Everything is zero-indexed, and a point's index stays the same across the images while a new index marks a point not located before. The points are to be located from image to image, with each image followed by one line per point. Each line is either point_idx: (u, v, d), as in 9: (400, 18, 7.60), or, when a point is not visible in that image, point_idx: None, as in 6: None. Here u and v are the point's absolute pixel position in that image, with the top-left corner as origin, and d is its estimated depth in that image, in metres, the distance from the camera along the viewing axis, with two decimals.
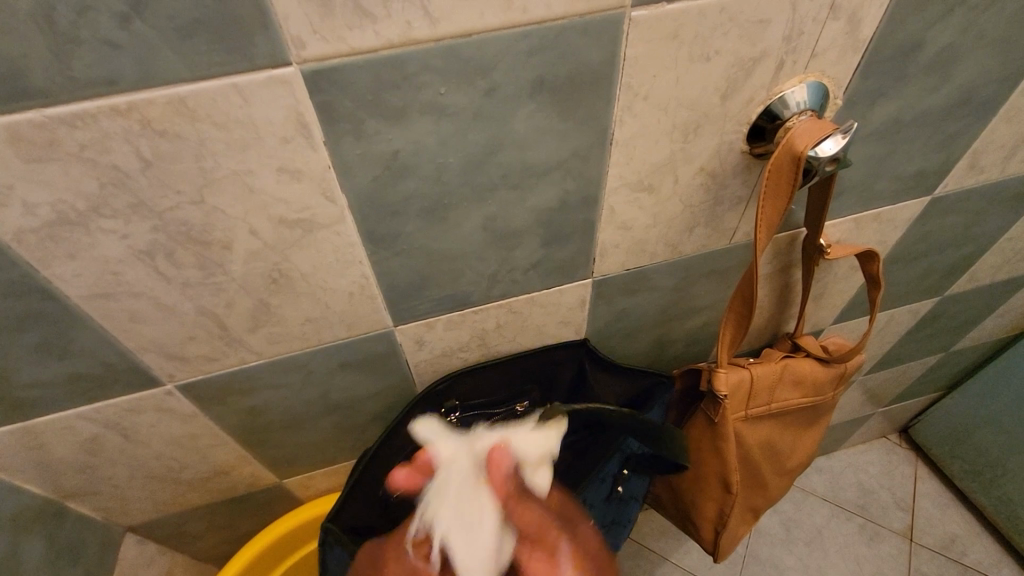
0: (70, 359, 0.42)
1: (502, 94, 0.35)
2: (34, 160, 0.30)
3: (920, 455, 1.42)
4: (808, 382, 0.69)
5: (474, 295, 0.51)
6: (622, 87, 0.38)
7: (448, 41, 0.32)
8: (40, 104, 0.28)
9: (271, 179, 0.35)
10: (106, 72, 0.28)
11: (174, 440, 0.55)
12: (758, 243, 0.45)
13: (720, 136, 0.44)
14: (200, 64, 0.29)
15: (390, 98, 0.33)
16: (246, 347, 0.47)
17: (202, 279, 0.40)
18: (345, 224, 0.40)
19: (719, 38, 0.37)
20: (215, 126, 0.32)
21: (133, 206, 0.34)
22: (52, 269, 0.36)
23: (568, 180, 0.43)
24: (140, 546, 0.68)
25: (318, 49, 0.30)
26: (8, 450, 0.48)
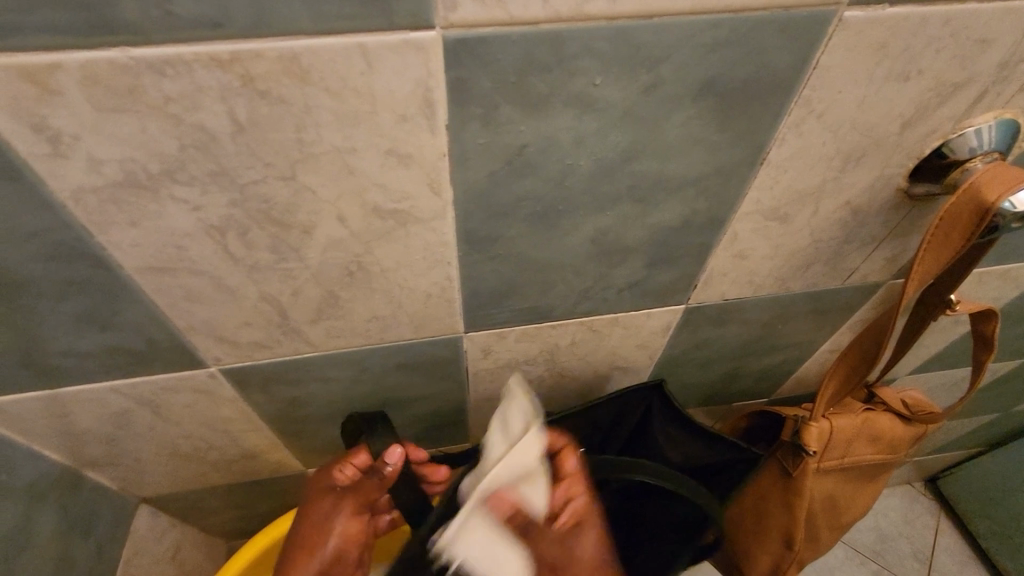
0: (113, 331, 0.37)
1: (663, 92, 0.29)
2: (111, 110, 0.25)
3: (943, 507, 1.28)
4: (886, 440, 0.62)
5: (557, 309, 0.45)
6: (798, 100, 0.31)
7: (624, 22, 0.26)
8: (128, 42, 0.22)
9: (375, 161, 0.30)
10: (214, 12, 0.22)
11: (206, 421, 0.51)
12: (902, 296, 0.41)
13: (881, 168, 0.38)
14: (327, 14, 0.23)
15: (536, 82, 0.27)
16: (302, 338, 0.42)
17: (273, 263, 0.35)
18: (444, 220, 0.34)
19: (930, 56, 0.30)
20: (327, 92, 0.26)
21: (213, 174, 0.28)
22: (109, 235, 0.30)
23: (699, 200, 0.37)
24: (153, 518, 0.64)
25: (470, 12, 0.24)
26: (30, 416, 0.44)
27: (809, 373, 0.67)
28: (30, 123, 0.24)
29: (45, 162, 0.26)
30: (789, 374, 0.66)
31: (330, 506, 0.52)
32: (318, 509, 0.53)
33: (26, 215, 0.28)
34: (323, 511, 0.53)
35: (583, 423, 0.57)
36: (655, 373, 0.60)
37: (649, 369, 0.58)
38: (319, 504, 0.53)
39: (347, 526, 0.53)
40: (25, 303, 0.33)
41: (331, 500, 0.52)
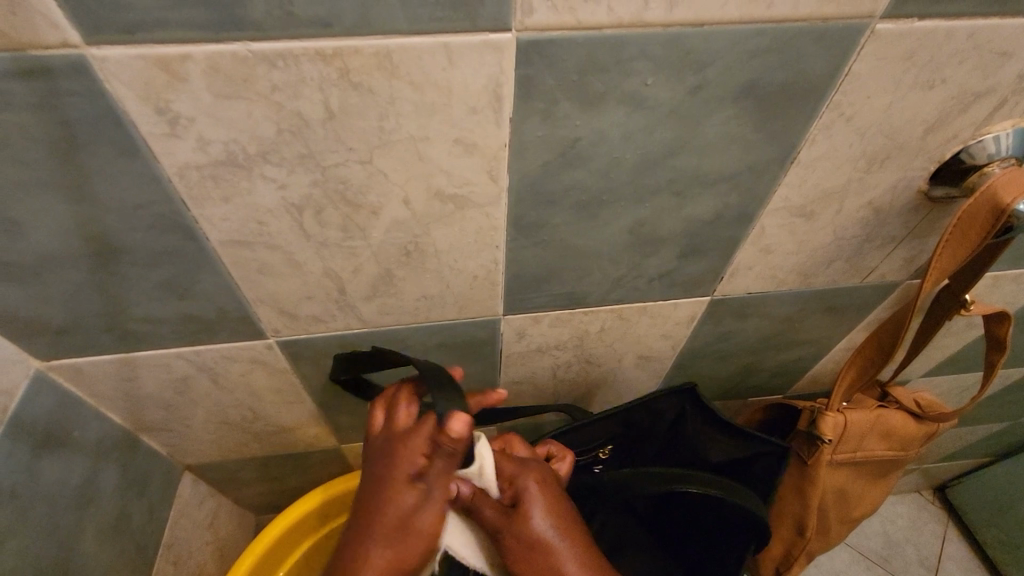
0: (190, 299, 0.41)
1: (706, 93, 0.32)
2: (225, 96, 0.28)
3: (951, 515, 1.29)
4: (897, 437, 0.63)
5: (591, 296, 0.48)
6: (829, 103, 0.34)
7: (677, 29, 0.29)
8: (249, 37, 0.26)
9: (444, 149, 0.33)
10: (326, 13, 0.25)
11: (257, 392, 0.54)
12: (919, 291, 0.43)
13: (904, 171, 0.40)
14: (421, 17, 0.26)
15: (594, 81, 0.31)
16: (355, 314, 0.46)
17: (340, 240, 0.38)
18: (498, 206, 0.38)
19: (952, 67, 0.33)
20: (410, 85, 0.29)
21: (301, 156, 0.32)
22: (203, 209, 0.34)
23: (732, 195, 0.40)
24: (194, 485, 0.68)
25: (544, 18, 0.27)
26: (103, 377, 0.47)
27: (824, 371, 0.69)
28: (155, 106, 0.28)
29: (162, 141, 0.30)
30: (805, 370, 0.68)
31: (388, 493, 0.36)
32: (396, 506, 0.35)
33: (137, 188, 0.32)
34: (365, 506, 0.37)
35: (616, 425, 0.59)
36: (677, 364, 0.62)
37: (671, 360, 0.61)
38: (373, 507, 0.36)
39: (416, 498, 0.35)
40: (119, 269, 0.37)
41: (402, 488, 0.35)
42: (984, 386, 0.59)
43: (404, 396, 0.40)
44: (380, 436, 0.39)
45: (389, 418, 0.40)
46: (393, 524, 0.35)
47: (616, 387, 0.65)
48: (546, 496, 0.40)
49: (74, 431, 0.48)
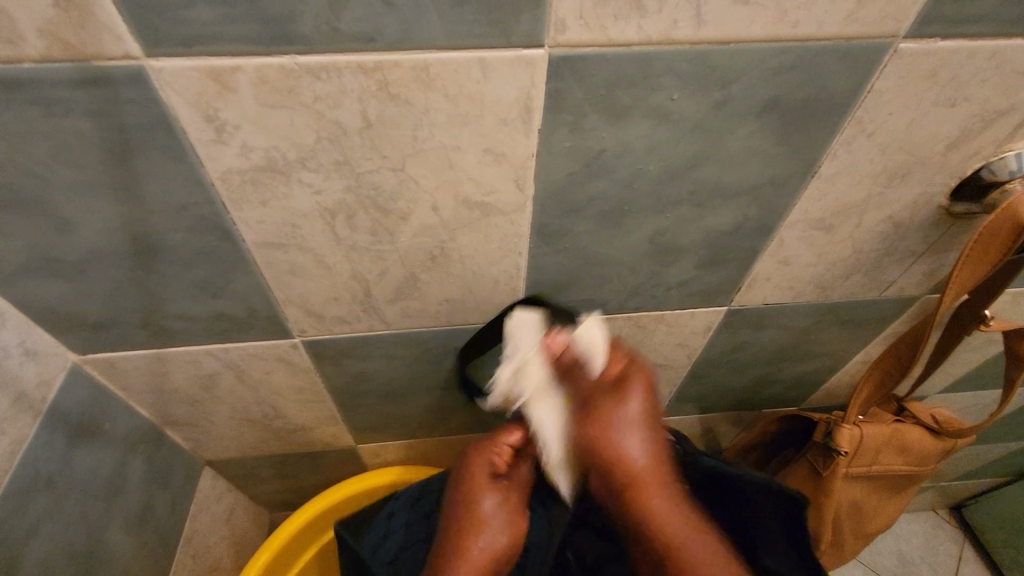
0: (223, 298, 0.43)
1: (730, 108, 0.33)
2: (270, 105, 0.29)
3: (968, 536, 1.24)
4: (913, 452, 0.63)
5: (610, 303, 0.49)
6: (851, 119, 0.35)
7: (704, 46, 0.30)
8: (296, 51, 0.27)
9: (473, 158, 0.34)
10: (369, 29, 0.27)
11: (280, 390, 0.56)
12: (938, 306, 0.44)
13: (924, 186, 0.41)
14: (459, 33, 0.28)
15: (621, 95, 0.32)
16: (379, 316, 0.47)
17: (369, 244, 0.39)
18: (522, 214, 0.39)
19: (974, 85, 0.34)
20: (445, 97, 0.30)
21: (338, 163, 0.33)
22: (241, 212, 0.35)
23: (752, 207, 0.41)
24: (213, 480, 0.69)
25: (576, 35, 0.28)
26: (135, 372, 0.49)
27: (840, 384, 0.69)
28: (204, 113, 0.29)
29: (207, 147, 0.31)
30: (821, 383, 0.68)
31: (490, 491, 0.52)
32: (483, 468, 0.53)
33: (181, 190, 0.34)
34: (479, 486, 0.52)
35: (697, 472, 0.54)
36: (692, 372, 0.63)
37: (686, 368, 0.62)
38: (481, 494, 0.52)
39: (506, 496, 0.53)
40: (158, 267, 0.39)
41: (500, 490, 0.53)
42: (1004, 403, 0.59)
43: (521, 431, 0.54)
44: (496, 450, 0.54)
45: (501, 454, 0.53)
46: (482, 514, 0.52)
47: None
48: (643, 424, 0.47)
49: (104, 423, 0.50)
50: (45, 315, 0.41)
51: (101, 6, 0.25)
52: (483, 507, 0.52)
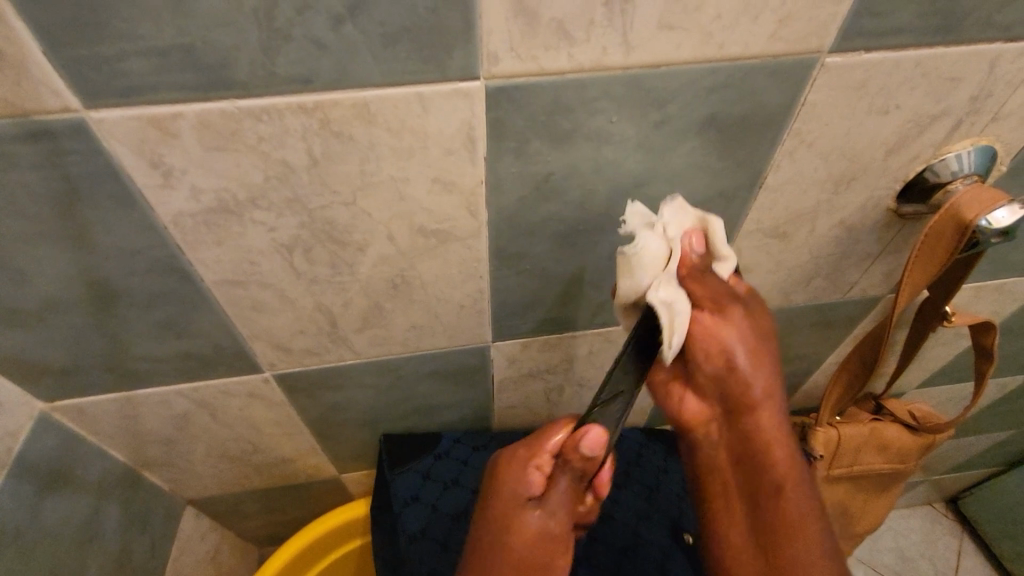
0: (187, 337, 0.43)
1: (670, 127, 0.34)
2: (215, 149, 0.30)
3: (966, 529, 1.23)
4: (894, 449, 0.63)
5: (578, 320, 0.50)
6: (790, 131, 0.36)
7: (636, 71, 0.31)
8: (235, 96, 0.28)
9: (424, 188, 0.35)
10: (305, 71, 0.28)
11: (255, 424, 0.55)
12: (896, 305, 0.44)
13: (871, 191, 0.42)
14: (394, 70, 0.28)
15: (562, 121, 0.32)
16: (347, 346, 0.47)
17: (329, 276, 0.40)
18: (479, 239, 0.39)
19: (904, 92, 0.35)
20: (388, 132, 0.31)
21: (288, 201, 0.34)
22: (197, 252, 0.36)
23: (706, 219, 0.41)
24: (195, 520, 0.68)
25: (509, 66, 0.29)
26: (104, 416, 0.49)
27: (818, 385, 0.70)
28: (150, 160, 0.30)
29: (156, 192, 0.32)
30: (799, 386, 0.69)
31: (539, 523, 0.41)
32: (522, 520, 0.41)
33: (135, 236, 0.34)
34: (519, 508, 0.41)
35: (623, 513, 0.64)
36: None
37: None
38: (529, 526, 0.41)
39: (561, 522, 0.41)
40: (118, 311, 0.39)
41: (557, 510, 0.41)
42: (976, 396, 0.59)
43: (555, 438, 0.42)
44: (537, 461, 0.42)
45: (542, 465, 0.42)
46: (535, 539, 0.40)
47: None
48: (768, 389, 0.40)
49: (76, 470, 0.49)
50: (7, 365, 0.41)
51: (37, 64, 0.25)
52: (535, 538, 0.40)
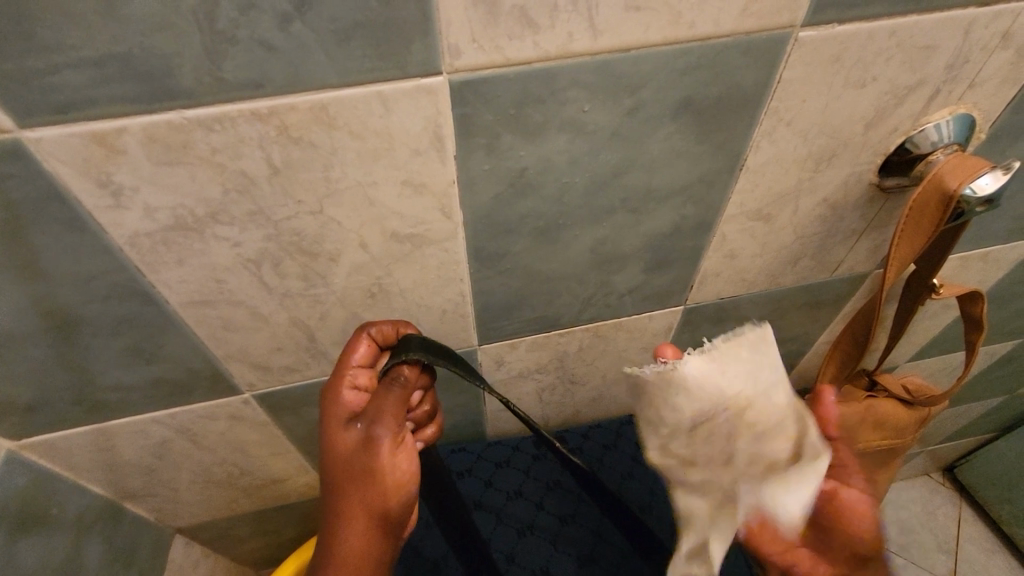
0: (157, 363, 0.41)
1: (644, 113, 0.33)
2: (166, 163, 0.28)
3: (963, 496, 1.24)
4: (890, 426, 0.62)
5: (565, 317, 0.49)
6: (768, 110, 0.35)
7: (605, 56, 0.29)
8: (181, 105, 0.26)
9: (393, 191, 0.33)
10: (255, 76, 0.26)
11: (239, 446, 0.53)
12: (885, 281, 0.44)
13: (852, 166, 0.41)
14: (351, 69, 0.27)
15: (532, 112, 0.31)
16: (328, 360, 0.45)
17: (303, 290, 0.38)
18: (456, 241, 0.38)
19: (880, 64, 0.34)
20: (350, 135, 0.30)
21: (251, 214, 0.32)
22: (158, 274, 0.34)
23: (687, 206, 0.40)
24: (186, 548, 0.66)
25: (472, 58, 0.28)
26: (78, 450, 0.46)
27: (811, 366, 0.69)
28: (97, 180, 0.28)
29: (107, 213, 0.30)
30: (792, 367, 0.68)
31: (357, 443, 0.37)
32: (339, 413, 0.38)
33: (88, 260, 0.32)
34: (338, 427, 0.38)
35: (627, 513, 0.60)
36: None
37: None
38: (337, 443, 0.37)
39: (357, 452, 0.36)
40: (80, 341, 0.37)
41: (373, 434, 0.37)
42: (969, 367, 0.59)
43: (366, 353, 0.39)
44: (352, 376, 0.39)
45: (355, 379, 0.39)
46: (348, 461, 0.37)
47: (602, 401, 0.65)
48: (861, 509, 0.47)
49: (51, 508, 0.47)
50: None
51: None
52: (351, 458, 0.37)
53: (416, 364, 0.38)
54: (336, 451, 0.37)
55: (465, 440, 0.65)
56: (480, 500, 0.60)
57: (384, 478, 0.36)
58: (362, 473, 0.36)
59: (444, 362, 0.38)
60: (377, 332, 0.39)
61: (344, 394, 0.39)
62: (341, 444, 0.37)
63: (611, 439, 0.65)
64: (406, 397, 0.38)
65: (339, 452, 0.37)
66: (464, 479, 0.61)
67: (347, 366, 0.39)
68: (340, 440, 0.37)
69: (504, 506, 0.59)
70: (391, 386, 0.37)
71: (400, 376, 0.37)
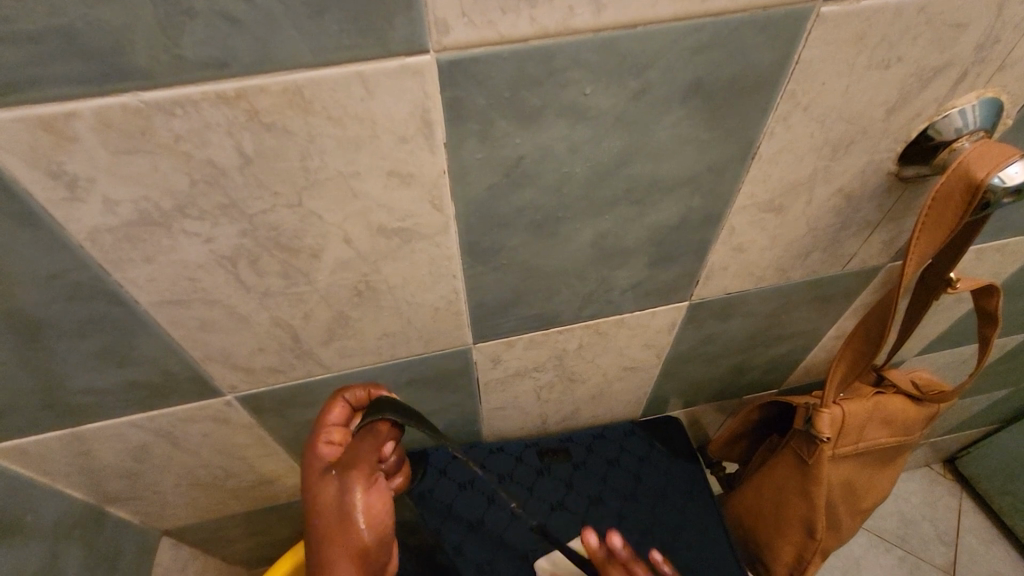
0: (131, 365, 0.38)
1: (651, 96, 0.30)
2: (124, 152, 0.26)
3: (964, 487, 1.23)
4: (899, 423, 0.60)
5: (564, 314, 0.46)
6: (784, 93, 0.32)
7: (609, 33, 0.27)
8: (138, 87, 0.23)
9: (378, 182, 0.31)
10: (218, 53, 0.23)
11: (224, 449, 0.51)
12: (902, 275, 0.41)
13: (871, 154, 0.38)
14: (326, 47, 0.24)
15: (529, 96, 0.28)
16: (314, 360, 0.43)
17: (284, 288, 0.36)
18: (448, 235, 0.35)
19: (907, 43, 0.31)
20: (328, 120, 0.27)
21: (223, 207, 0.29)
22: (125, 272, 0.31)
23: (694, 197, 0.38)
24: (174, 550, 0.64)
25: (462, 35, 0.25)
26: (52, 455, 0.44)
27: (818, 361, 0.67)
28: (48, 171, 0.25)
29: (63, 207, 0.27)
30: (798, 363, 0.66)
31: (334, 491, 0.37)
32: (318, 468, 0.38)
33: (45, 258, 0.29)
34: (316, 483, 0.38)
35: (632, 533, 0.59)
36: (665, 371, 0.60)
37: (657, 369, 0.59)
38: (319, 496, 0.38)
39: (337, 501, 0.37)
40: (45, 343, 0.34)
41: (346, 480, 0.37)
42: (982, 362, 0.57)
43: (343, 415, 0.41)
44: (327, 434, 0.40)
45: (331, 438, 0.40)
46: (328, 515, 0.37)
47: (602, 399, 0.62)
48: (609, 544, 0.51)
49: (25, 516, 0.45)
50: None
51: None
52: (332, 509, 0.37)
53: (390, 425, 0.39)
54: (318, 506, 0.38)
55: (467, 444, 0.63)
56: (485, 516, 0.57)
57: (362, 526, 0.36)
58: (342, 521, 0.36)
59: (415, 426, 0.38)
60: (351, 396, 0.41)
61: (318, 450, 0.39)
62: (320, 497, 0.38)
63: (616, 453, 0.64)
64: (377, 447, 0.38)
65: (320, 506, 0.37)
66: (466, 491, 0.58)
67: (323, 425, 0.40)
68: (321, 494, 0.38)
69: (510, 526, 0.57)
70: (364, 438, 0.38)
71: (375, 429, 0.39)
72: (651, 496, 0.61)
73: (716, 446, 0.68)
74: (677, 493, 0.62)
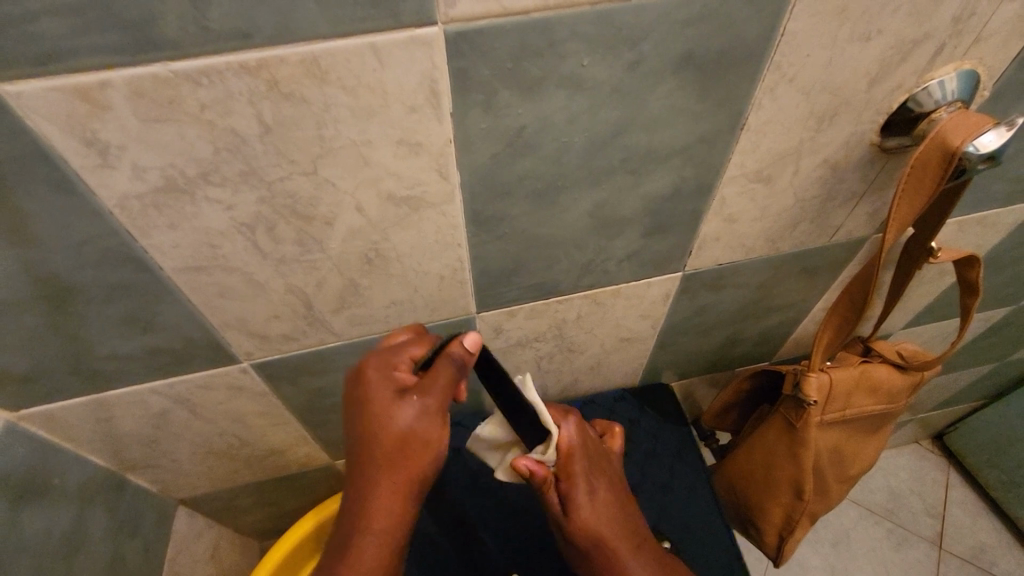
0: (153, 331, 0.40)
1: (644, 68, 0.32)
2: (153, 120, 0.27)
3: (952, 463, 1.26)
4: (885, 391, 0.63)
5: (563, 284, 0.48)
6: (770, 64, 0.34)
7: (604, 6, 0.29)
8: (167, 58, 0.25)
9: (388, 151, 0.33)
10: (242, 25, 0.25)
11: (238, 417, 0.53)
12: (883, 242, 0.44)
13: (854, 125, 0.40)
14: (341, 18, 0.26)
15: (530, 67, 0.30)
16: (326, 328, 0.45)
17: (298, 256, 0.38)
18: (453, 204, 0.37)
19: (887, 15, 0.33)
20: (343, 91, 0.29)
21: (243, 174, 0.31)
22: (151, 238, 0.33)
23: (687, 167, 0.40)
24: (190, 519, 0.67)
25: (467, 8, 0.27)
26: (77, 421, 0.46)
27: (807, 333, 0.69)
28: (83, 138, 0.27)
29: (94, 173, 0.29)
30: (789, 335, 0.69)
31: (402, 419, 0.38)
32: (384, 388, 0.39)
33: (77, 224, 0.31)
34: (391, 400, 0.38)
35: None
36: (659, 342, 0.63)
37: (652, 340, 0.62)
38: (381, 415, 0.38)
39: (403, 425, 0.38)
40: (74, 309, 0.36)
41: (416, 410, 0.38)
42: (963, 331, 0.59)
43: (416, 341, 0.42)
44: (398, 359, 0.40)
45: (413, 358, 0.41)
46: (399, 439, 0.38)
47: (600, 370, 0.65)
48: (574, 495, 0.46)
49: (54, 479, 0.47)
50: None
51: None
52: (405, 434, 0.38)
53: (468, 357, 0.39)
54: (379, 425, 0.38)
55: (462, 413, 0.66)
56: None
57: (421, 454, 0.39)
58: (403, 448, 0.38)
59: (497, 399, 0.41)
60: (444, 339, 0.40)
61: (388, 372, 0.40)
62: (383, 416, 0.38)
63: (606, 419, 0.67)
64: (456, 383, 0.40)
65: (380, 425, 0.38)
66: None
67: (396, 353, 0.41)
68: (388, 416, 0.38)
69: None
70: (446, 365, 0.39)
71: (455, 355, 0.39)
72: (639, 458, 0.65)
73: (707, 415, 0.71)
74: (666, 455, 0.65)
